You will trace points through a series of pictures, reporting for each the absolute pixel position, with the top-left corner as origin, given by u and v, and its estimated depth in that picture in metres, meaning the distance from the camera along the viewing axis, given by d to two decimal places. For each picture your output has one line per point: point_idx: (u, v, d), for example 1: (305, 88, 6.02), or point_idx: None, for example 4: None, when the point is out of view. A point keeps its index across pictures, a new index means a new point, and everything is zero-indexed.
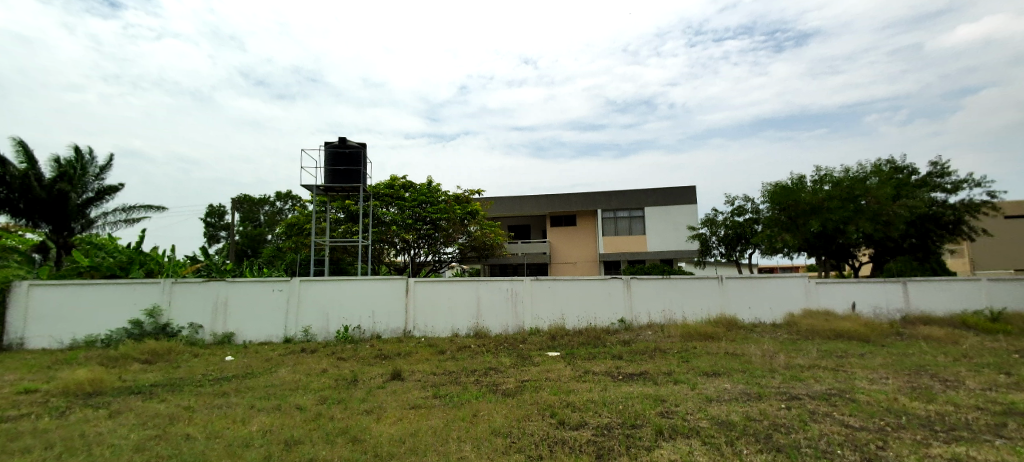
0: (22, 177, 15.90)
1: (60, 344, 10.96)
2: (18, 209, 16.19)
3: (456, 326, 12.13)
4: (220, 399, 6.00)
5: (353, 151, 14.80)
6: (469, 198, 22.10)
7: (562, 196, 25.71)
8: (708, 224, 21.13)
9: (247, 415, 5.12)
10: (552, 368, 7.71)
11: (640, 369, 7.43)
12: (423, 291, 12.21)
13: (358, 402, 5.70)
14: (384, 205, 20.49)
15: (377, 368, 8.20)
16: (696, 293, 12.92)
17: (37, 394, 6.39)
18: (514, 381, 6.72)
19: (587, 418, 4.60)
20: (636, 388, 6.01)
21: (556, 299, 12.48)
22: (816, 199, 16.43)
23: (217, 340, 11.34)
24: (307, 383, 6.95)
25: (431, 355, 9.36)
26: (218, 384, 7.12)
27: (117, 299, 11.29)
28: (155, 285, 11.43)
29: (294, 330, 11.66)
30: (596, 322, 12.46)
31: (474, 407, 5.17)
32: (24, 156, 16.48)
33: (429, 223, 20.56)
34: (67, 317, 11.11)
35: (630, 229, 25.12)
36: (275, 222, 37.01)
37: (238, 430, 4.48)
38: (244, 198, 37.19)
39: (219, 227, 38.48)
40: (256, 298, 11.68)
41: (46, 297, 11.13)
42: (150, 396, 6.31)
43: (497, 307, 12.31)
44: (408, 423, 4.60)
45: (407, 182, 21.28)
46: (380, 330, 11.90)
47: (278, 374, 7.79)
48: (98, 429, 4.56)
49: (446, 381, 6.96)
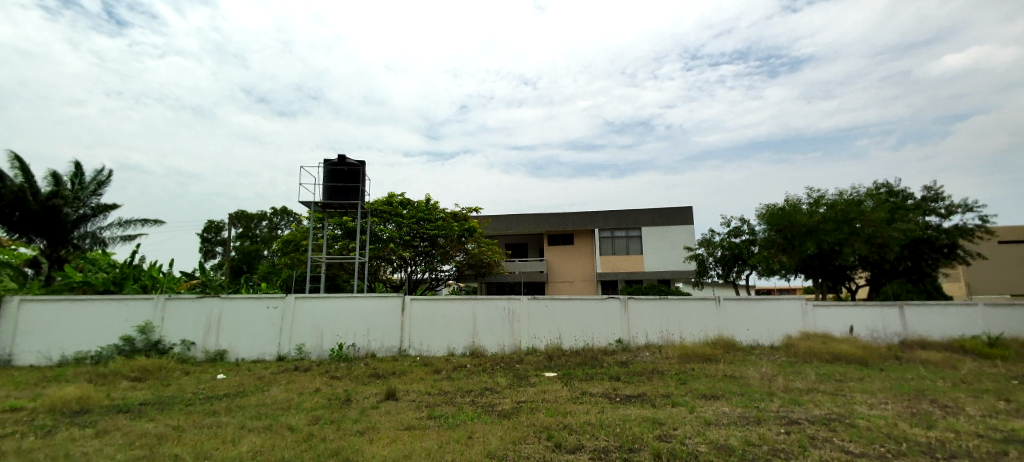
0: (19, 192, 15.88)
1: (49, 360, 10.79)
2: (12, 224, 16.06)
3: (452, 344, 12.01)
4: (210, 418, 5.89)
5: (352, 168, 14.86)
6: (466, 215, 22.08)
7: (559, 215, 25.82)
8: (705, 245, 21.17)
9: (238, 435, 5.02)
10: (548, 388, 7.63)
11: (637, 391, 7.35)
12: (419, 308, 12.11)
13: (351, 422, 5.62)
14: (382, 221, 20.48)
15: (371, 387, 8.09)
16: (693, 314, 12.87)
17: (23, 412, 6.25)
18: (510, 402, 6.64)
19: (584, 441, 4.53)
20: (634, 410, 5.93)
21: (553, 319, 12.38)
22: (812, 221, 16.57)
23: (209, 357, 11.16)
24: (299, 403, 6.82)
25: (426, 374, 9.23)
26: (208, 403, 6.98)
27: (108, 315, 11.14)
28: (148, 301, 11.30)
29: (288, 348, 11.50)
30: (594, 341, 12.37)
31: (469, 428, 5.09)
32: (22, 171, 16.49)
33: (427, 240, 20.53)
34: (57, 333, 10.95)
35: (627, 249, 25.15)
36: (272, 238, 37.01)
37: (228, 451, 4.39)
38: (242, 213, 37.15)
39: (214, 243, 38.34)
40: (250, 314, 11.56)
41: (36, 312, 10.97)
42: (139, 415, 6.19)
43: (494, 325, 12.21)
44: (403, 444, 4.53)
45: (405, 199, 21.25)
46: (375, 348, 11.77)
47: (270, 393, 7.66)
48: (84, 449, 4.46)
49: (441, 401, 6.87)
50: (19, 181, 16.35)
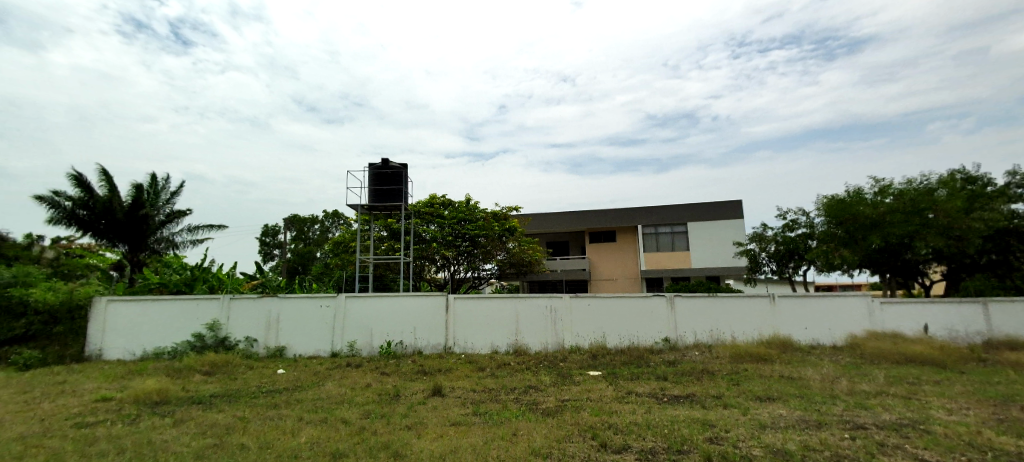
0: (106, 202, 17.57)
1: (132, 355, 11.86)
2: (99, 230, 17.76)
3: (496, 343, 12.14)
4: (272, 411, 6.27)
5: (396, 171, 15.36)
6: (507, 214, 22.21)
7: (601, 212, 25.42)
8: (756, 240, 20.15)
9: (298, 427, 5.33)
10: (593, 387, 7.55)
11: (686, 391, 7.13)
12: (462, 307, 12.32)
13: (400, 417, 5.80)
14: (425, 223, 20.94)
15: (419, 383, 8.31)
16: (745, 311, 12.31)
17: (113, 402, 6.94)
18: (554, 401, 6.62)
19: (630, 441, 4.45)
20: (682, 411, 5.76)
21: (595, 317, 12.22)
22: (876, 213, 15.39)
23: (270, 353, 11.87)
24: (352, 397, 7.14)
25: (471, 372, 9.38)
26: (270, 396, 7.45)
27: (180, 314, 12.08)
28: (215, 301, 12.16)
29: (340, 345, 12.04)
30: (639, 340, 12.10)
31: (514, 426, 5.12)
32: (107, 183, 18.21)
33: (468, 240, 20.79)
34: (139, 330, 11.99)
35: (673, 245, 24.41)
36: (324, 240, 38.72)
37: (289, 442, 4.69)
38: (296, 217, 39.05)
39: (273, 246, 40.62)
40: (305, 313, 12.19)
41: (120, 312, 12.08)
42: (209, 406, 6.69)
43: (536, 323, 12.22)
44: (449, 439, 4.64)
45: (447, 199, 21.58)
46: (421, 345, 12.09)
47: (325, 388, 8.07)
48: (164, 436, 4.90)
49: (486, 398, 6.96)
50: (105, 191, 18.05)
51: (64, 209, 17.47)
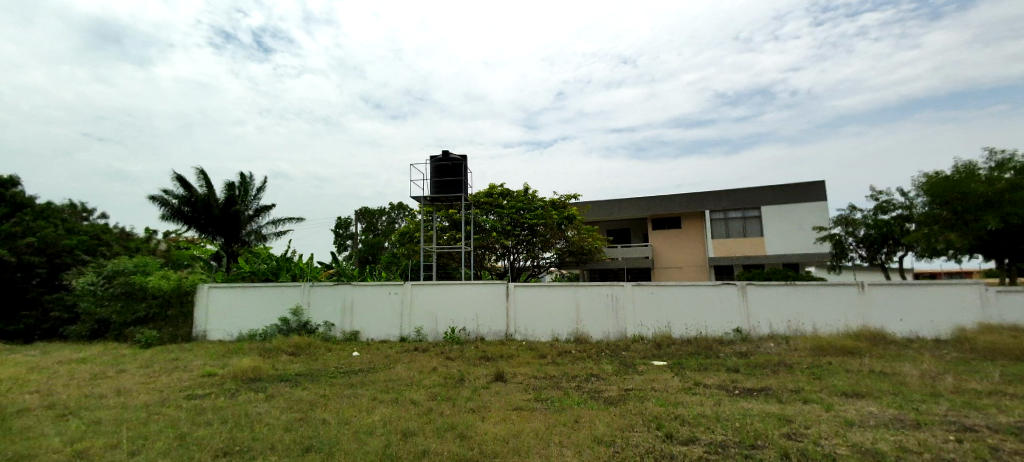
0: (204, 199, 19.62)
1: (231, 336, 13.24)
2: (200, 225, 19.91)
3: (557, 330, 12.15)
4: (349, 390, 6.74)
5: (455, 163, 15.73)
6: (566, 202, 22.01)
7: (664, 197, 24.42)
8: (843, 223, 18.39)
9: (372, 406, 5.70)
10: (658, 377, 7.33)
11: (761, 385, 6.73)
12: (522, 295, 12.43)
13: (464, 400, 6.00)
14: (484, 212, 21.16)
15: (482, 369, 8.53)
16: (828, 301, 11.33)
17: (217, 377, 7.81)
18: (617, 389, 6.53)
19: (698, 433, 4.29)
20: (756, 405, 5.45)
21: (660, 306, 11.83)
22: (993, 191, 13.42)
23: (346, 337, 12.73)
24: (420, 380, 7.49)
25: (532, 359, 9.47)
26: (347, 376, 8.01)
27: (268, 300, 13.27)
28: (297, 288, 13.22)
29: (408, 330, 12.64)
30: (707, 331, 11.56)
31: (576, 413, 5.12)
32: (205, 182, 20.29)
33: (527, 229, 20.85)
34: (234, 314, 13.34)
35: (744, 231, 22.90)
36: (392, 231, 40.67)
37: (364, 419, 5.02)
38: (366, 209, 41.31)
39: (346, 237, 43.35)
40: (375, 299, 12.91)
41: (219, 298, 13.50)
42: (295, 384, 7.32)
43: (597, 312, 12.06)
44: (512, 423, 4.73)
45: (505, 189, 21.72)
46: (484, 332, 12.39)
47: (395, 370, 8.54)
48: (258, 409, 5.44)
49: (548, 384, 7.01)
50: (203, 190, 20.14)
51: (172, 206, 19.69)
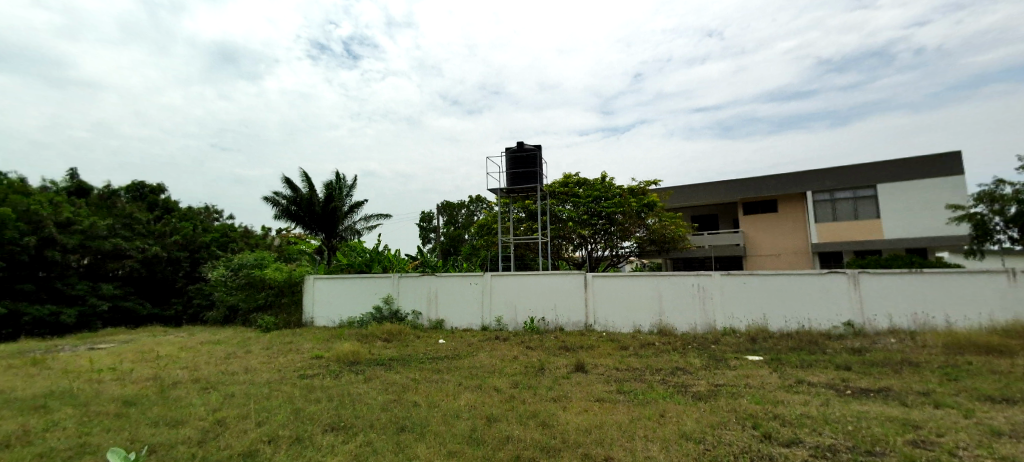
0: (307, 199, 21.71)
1: (333, 323, 14.57)
2: (305, 222, 22.07)
3: (639, 322, 11.75)
4: (436, 375, 7.11)
5: (530, 153, 15.78)
6: (645, 189, 21.14)
7: (757, 179, 22.47)
8: (986, 200, 15.63)
9: (457, 391, 5.96)
10: (753, 373, 6.81)
11: (878, 385, 5.97)
12: (601, 286, 12.20)
13: (545, 389, 6.04)
14: (560, 202, 20.99)
15: (562, 359, 8.53)
16: (965, 291, 9.70)
17: (323, 359, 8.66)
18: (707, 384, 6.17)
19: (802, 435, 3.92)
20: (873, 407, 4.85)
21: (754, 297, 10.93)
22: None
23: (432, 325, 13.42)
24: (502, 368, 7.67)
25: (614, 350, 9.27)
26: (434, 362, 8.46)
27: (362, 290, 14.39)
28: (387, 279, 14.18)
29: (489, 319, 13.00)
30: (811, 324, 10.49)
31: (662, 407, 4.93)
32: (307, 183, 22.41)
33: (605, 217, 20.36)
34: (335, 302, 14.64)
35: (855, 214, 20.34)
36: (471, 223, 41.96)
37: (450, 403, 5.27)
38: (446, 203, 43.00)
39: (429, 230, 45.57)
40: (458, 289, 13.44)
41: (322, 288, 14.90)
42: (389, 367, 7.88)
43: (682, 303, 11.46)
44: (593, 414, 4.67)
45: (581, 178, 21.38)
46: (563, 322, 12.35)
47: (478, 357, 8.84)
48: (358, 390, 5.95)
49: (631, 377, 6.82)
50: (306, 190, 22.28)
51: (282, 206, 22.03)
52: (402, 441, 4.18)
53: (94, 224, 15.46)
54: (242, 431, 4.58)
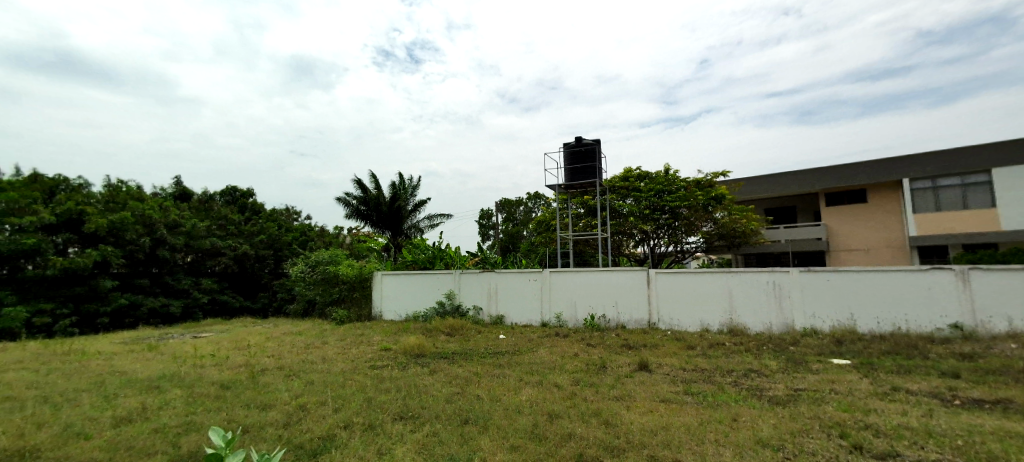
0: (376, 198, 22.88)
1: (399, 317, 15.24)
2: (373, 221, 23.25)
3: (707, 321, 11.19)
4: (498, 369, 7.20)
5: (588, 148, 15.51)
6: (713, 181, 20.05)
7: (841, 167, 20.56)
8: None
9: (519, 386, 6.00)
10: (839, 378, 6.24)
11: (994, 396, 5.24)
12: (665, 282, 11.74)
13: (608, 388, 5.91)
14: (621, 197, 20.47)
15: (625, 357, 8.32)
16: None
17: (391, 352, 9.08)
18: (785, 389, 5.75)
19: (899, 448, 3.53)
20: (988, 421, 4.26)
21: (839, 295, 10.01)
22: None
23: (493, 320, 13.63)
24: (562, 364, 7.62)
25: (680, 349, 8.89)
26: (495, 356, 8.58)
27: (426, 286, 14.91)
28: (449, 275, 14.58)
29: (548, 315, 12.98)
30: (909, 326, 9.41)
31: (734, 410, 4.66)
32: (375, 183, 23.58)
33: (668, 212, 19.55)
34: (401, 297, 15.30)
35: (963, 203, 18.02)
36: (529, 220, 42.05)
37: (512, 398, 5.32)
38: (505, 200, 43.40)
39: (488, 227, 46.27)
40: (517, 285, 13.53)
41: (389, 283, 15.63)
42: (453, 360, 8.10)
43: (756, 301, 10.75)
44: (659, 415, 4.51)
45: (643, 171, 20.69)
46: (625, 320, 12.04)
47: (539, 353, 8.84)
48: (424, 382, 6.17)
49: (700, 377, 6.51)
50: (374, 190, 23.46)
51: (352, 206, 23.32)
52: (467, 433, 4.28)
53: (194, 225, 17.27)
54: (321, 416, 4.91)
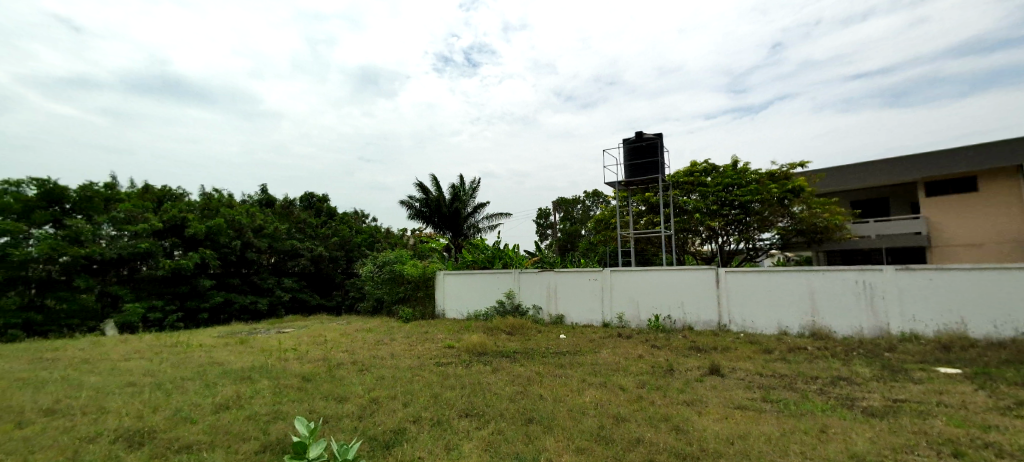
0: (437, 200, 23.61)
1: (461, 315, 15.62)
2: (435, 222, 24.01)
3: (786, 323, 10.42)
4: (560, 370, 7.14)
5: (650, 142, 15.00)
6: (789, 172, 18.61)
7: (943, 153, 18.30)
8: None
9: (582, 387, 5.91)
10: (946, 389, 5.55)
11: None
12: (736, 282, 11.06)
13: (677, 392, 5.66)
14: (686, 193, 19.58)
15: (694, 360, 7.93)
16: None
17: (454, 349, 9.29)
18: (881, 399, 5.20)
19: None
20: None
21: (944, 296, 8.88)
22: None
23: (553, 320, 13.57)
24: (627, 366, 7.40)
25: (755, 353, 8.33)
26: (557, 356, 8.51)
27: (487, 285, 15.15)
28: (509, 275, 14.71)
29: (610, 316, 12.70)
30: None
31: (821, 421, 4.28)
32: (436, 186, 24.31)
33: (738, 207, 18.41)
34: (463, 296, 15.66)
35: None
36: (588, 218, 41.37)
37: (576, 399, 5.24)
38: (562, 199, 43.02)
39: (546, 226, 46.11)
40: (577, 285, 13.38)
41: (451, 282, 16.04)
42: (514, 360, 8.14)
43: (842, 302, 9.84)
44: (736, 423, 4.24)
45: (709, 165, 19.65)
46: (692, 321, 11.51)
47: (601, 354, 8.66)
48: (487, 380, 6.25)
49: (779, 384, 6.06)
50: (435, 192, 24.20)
51: (415, 208, 24.20)
52: (531, 432, 4.28)
53: (276, 229, 18.75)
54: (392, 410, 5.13)
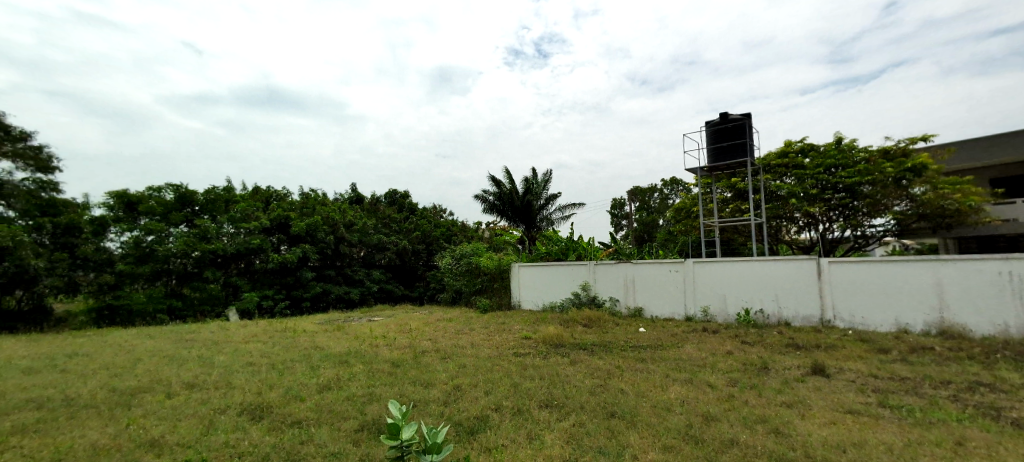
0: (510, 194, 23.90)
1: (536, 306, 15.71)
2: (509, 215, 24.36)
3: (906, 320, 9.19)
4: (641, 364, 6.92)
5: (736, 123, 13.93)
6: (906, 149, 16.32)
7: None
8: None
9: (666, 382, 5.68)
10: None
11: None
12: (842, 273, 9.94)
13: (773, 392, 5.23)
14: (779, 177, 17.96)
15: (792, 358, 7.27)
16: None
17: (531, 341, 9.37)
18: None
19: None
20: None
21: None
22: None
23: (631, 313, 13.16)
24: (714, 363, 6.98)
25: (867, 353, 7.44)
26: (637, 350, 8.25)
27: (562, 277, 15.08)
28: (584, 266, 14.51)
29: (694, 309, 12.05)
30: None
31: (956, 432, 3.72)
32: (509, 179, 24.60)
33: (843, 191, 16.51)
34: (538, 287, 15.73)
35: None
36: (666, 207, 39.54)
37: (660, 394, 5.05)
38: (638, 188, 41.51)
39: (621, 217, 44.80)
40: (657, 277, 12.85)
41: (526, 273, 16.19)
42: (592, 352, 8.01)
43: (981, 297, 8.44)
44: (847, 429, 3.83)
45: (806, 144, 17.81)
46: (789, 316, 10.57)
47: (685, 349, 8.24)
48: (566, 372, 6.23)
49: (898, 388, 5.36)
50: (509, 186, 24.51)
51: (489, 202, 24.72)
52: (614, 426, 4.19)
53: (364, 224, 20.14)
54: (475, 397, 5.30)
